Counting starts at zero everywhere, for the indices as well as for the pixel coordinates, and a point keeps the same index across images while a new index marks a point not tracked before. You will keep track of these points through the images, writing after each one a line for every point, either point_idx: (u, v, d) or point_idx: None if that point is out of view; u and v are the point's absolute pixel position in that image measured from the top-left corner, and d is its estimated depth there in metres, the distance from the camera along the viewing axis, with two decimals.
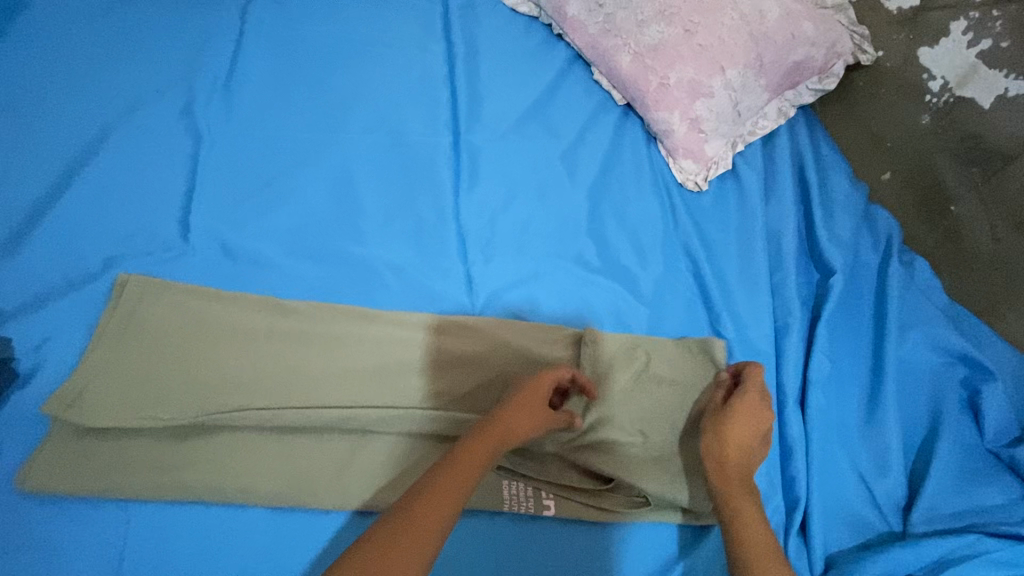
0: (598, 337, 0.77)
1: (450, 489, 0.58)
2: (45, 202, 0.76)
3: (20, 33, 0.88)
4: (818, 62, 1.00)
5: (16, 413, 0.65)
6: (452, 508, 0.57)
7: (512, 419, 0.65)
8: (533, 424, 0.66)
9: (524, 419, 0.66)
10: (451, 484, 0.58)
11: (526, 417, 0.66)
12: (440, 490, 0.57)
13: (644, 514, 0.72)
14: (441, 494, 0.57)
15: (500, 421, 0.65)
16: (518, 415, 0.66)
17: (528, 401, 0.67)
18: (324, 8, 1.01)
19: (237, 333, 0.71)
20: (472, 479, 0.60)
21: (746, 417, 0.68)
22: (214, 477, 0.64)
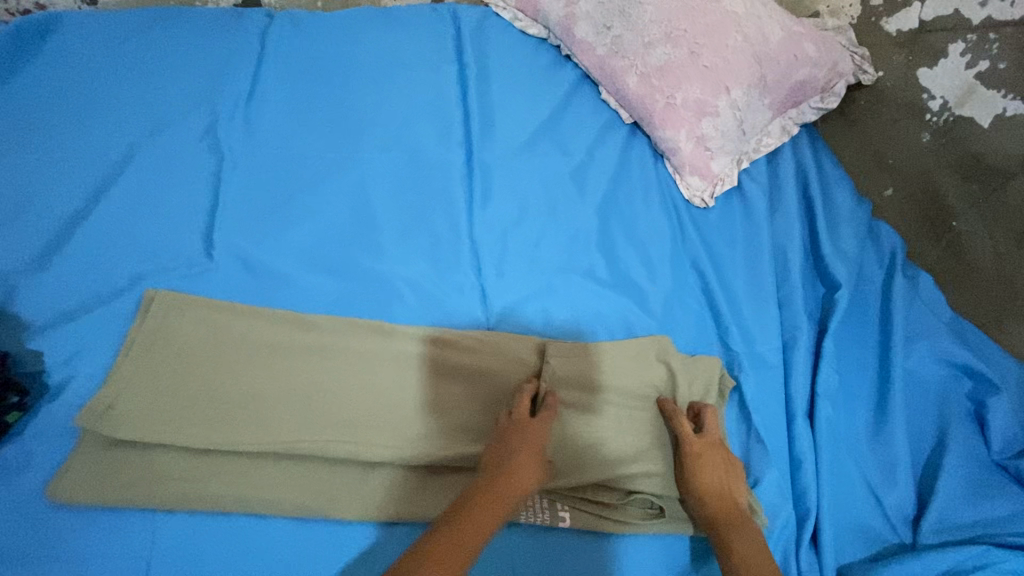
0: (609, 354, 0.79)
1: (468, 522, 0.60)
2: (74, 220, 0.79)
3: (50, 55, 0.91)
4: (821, 81, 1.05)
5: (47, 425, 0.66)
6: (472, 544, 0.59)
7: (517, 464, 0.66)
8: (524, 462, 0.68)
9: (529, 463, 0.67)
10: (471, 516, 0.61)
11: (528, 461, 0.67)
12: (471, 523, 0.61)
13: (659, 525, 0.73)
14: (472, 525, 0.61)
15: (505, 469, 0.66)
16: (520, 462, 0.67)
17: (526, 445, 0.68)
18: (340, 31, 1.04)
19: (259, 348, 0.73)
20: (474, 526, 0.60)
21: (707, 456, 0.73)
22: (238, 488, 0.65)
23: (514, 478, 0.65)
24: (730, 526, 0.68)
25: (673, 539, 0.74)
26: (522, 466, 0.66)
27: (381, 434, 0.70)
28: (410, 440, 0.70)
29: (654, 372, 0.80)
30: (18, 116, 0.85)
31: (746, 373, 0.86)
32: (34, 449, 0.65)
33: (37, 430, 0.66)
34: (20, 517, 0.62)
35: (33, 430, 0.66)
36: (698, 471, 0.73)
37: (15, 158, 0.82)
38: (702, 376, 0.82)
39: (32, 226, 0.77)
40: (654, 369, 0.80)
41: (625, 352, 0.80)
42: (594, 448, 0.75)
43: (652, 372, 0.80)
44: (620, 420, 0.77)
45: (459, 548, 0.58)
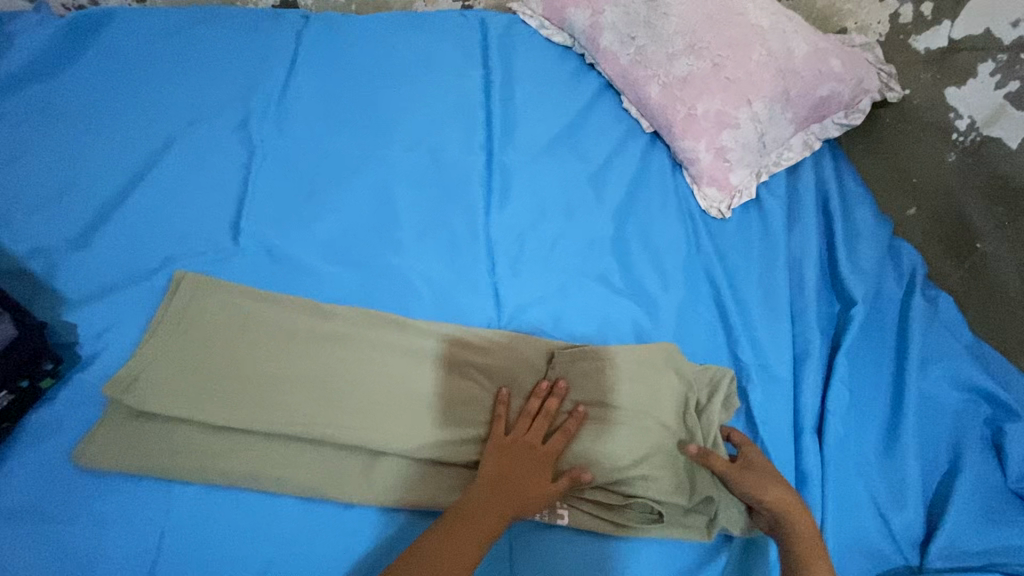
0: (618, 360, 0.80)
1: (477, 524, 0.66)
2: (111, 204, 0.82)
3: (100, 46, 0.96)
4: (845, 97, 1.05)
5: (76, 393, 0.69)
6: (478, 540, 0.65)
7: (522, 478, 0.69)
8: (529, 471, 0.70)
9: (530, 478, 0.70)
10: (479, 516, 0.66)
11: (531, 476, 0.70)
12: (464, 529, 0.65)
13: (658, 529, 0.74)
14: (463, 532, 0.65)
15: (510, 481, 0.69)
16: (525, 476, 0.70)
17: (529, 454, 0.71)
18: (372, 34, 1.09)
19: (282, 333, 0.76)
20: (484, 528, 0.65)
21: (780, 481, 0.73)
22: (251, 466, 0.68)
23: (516, 491, 0.68)
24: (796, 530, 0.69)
25: (670, 544, 0.75)
26: (525, 480, 0.69)
27: (390, 424, 0.72)
28: (419, 431, 0.72)
29: (659, 385, 0.79)
30: (66, 103, 0.89)
31: (754, 384, 0.86)
32: (63, 415, 0.68)
33: (64, 398, 0.69)
34: (45, 479, 0.64)
35: (62, 397, 0.69)
36: (750, 480, 0.72)
37: (62, 142, 0.86)
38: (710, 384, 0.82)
39: (73, 207, 0.81)
40: (664, 377, 0.80)
41: (629, 357, 0.80)
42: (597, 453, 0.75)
43: (656, 383, 0.79)
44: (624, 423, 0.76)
45: (471, 544, 0.64)
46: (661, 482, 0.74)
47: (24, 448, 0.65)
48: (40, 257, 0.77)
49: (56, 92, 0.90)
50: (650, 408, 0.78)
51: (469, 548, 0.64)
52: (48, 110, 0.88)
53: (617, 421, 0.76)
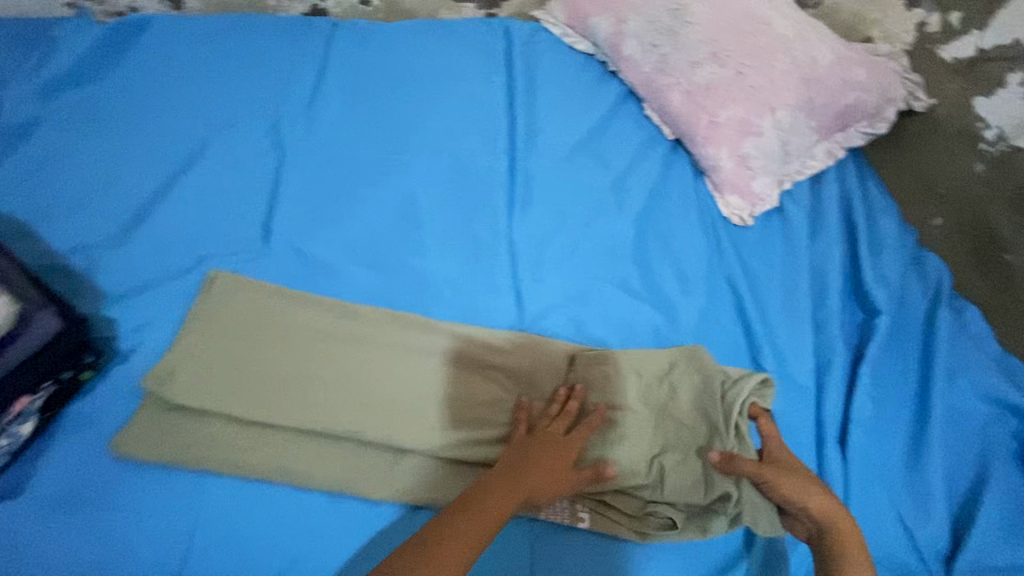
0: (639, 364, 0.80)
1: (485, 516, 0.64)
2: (149, 204, 0.85)
3: (139, 51, 0.99)
4: (870, 106, 1.05)
5: (114, 385, 0.71)
6: (485, 534, 0.64)
7: (536, 473, 0.69)
8: (544, 468, 0.70)
9: (546, 475, 0.69)
10: (488, 509, 0.65)
11: (545, 472, 0.69)
12: (476, 520, 0.64)
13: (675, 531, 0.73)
14: (477, 523, 0.64)
15: (524, 475, 0.68)
16: (539, 470, 0.69)
17: (546, 450, 0.71)
18: (398, 41, 1.11)
19: (312, 332, 0.77)
20: (493, 521, 0.64)
21: (813, 487, 0.70)
22: (280, 460, 0.69)
23: (529, 486, 0.68)
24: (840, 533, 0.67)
25: (689, 548, 0.75)
26: (539, 475, 0.69)
27: (416, 423, 0.73)
28: (443, 431, 0.73)
29: (678, 386, 0.79)
30: (108, 106, 0.93)
31: (776, 392, 0.86)
32: (102, 406, 0.70)
33: (102, 390, 0.71)
34: (84, 468, 0.66)
35: (100, 389, 0.71)
36: (779, 481, 0.69)
37: (103, 144, 0.89)
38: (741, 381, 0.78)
39: (112, 206, 0.84)
40: (687, 379, 0.80)
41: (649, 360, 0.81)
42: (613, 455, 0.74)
43: (674, 385, 0.79)
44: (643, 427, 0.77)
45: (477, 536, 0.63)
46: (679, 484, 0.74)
47: (65, 437, 0.68)
48: (81, 254, 0.80)
49: (98, 95, 0.94)
50: (667, 409, 0.78)
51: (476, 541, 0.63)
52: (90, 112, 0.92)
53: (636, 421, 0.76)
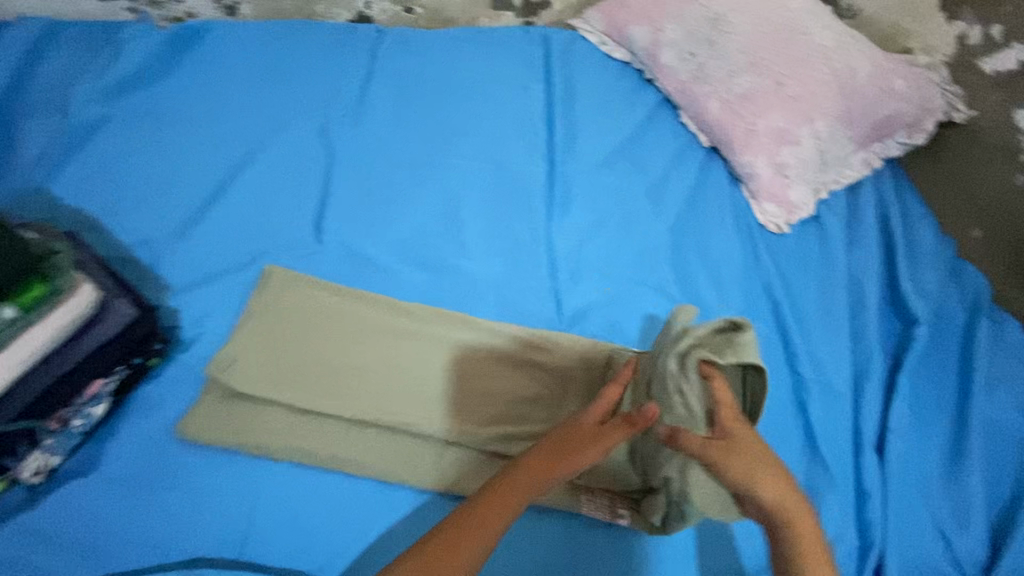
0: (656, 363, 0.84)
1: (476, 522, 0.63)
2: (208, 201, 0.89)
3: (198, 54, 1.04)
4: (908, 117, 1.05)
5: (178, 371, 0.74)
6: (480, 540, 0.63)
7: (524, 477, 0.66)
8: (535, 469, 0.66)
9: (533, 476, 0.66)
10: (481, 513, 0.64)
11: (532, 475, 0.66)
12: (466, 527, 0.63)
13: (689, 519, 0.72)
14: (473, 524, 0.63)
15: (510, 479, 0.66)
16: (527, 473, 0.66)
17: (541, 451, 0.67)
18: (440, 48, 1.14)
19: (361, 326, 0.80)
20: (484, 528, 0.63)
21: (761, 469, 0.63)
22: (333, 448, 0.72)
23: (517, 489, 0.65)
24: (794, 524, 0.62)
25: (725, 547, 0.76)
26: (526, 478, 0.66)
27: (461, 417, 0.76)
28: (488, 425, 0.76)
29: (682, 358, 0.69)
30: (169, 106, 0.97)
31: (813, 397, 0.87)
32: (166, 390, 0.73)
33: (168, 376, 0.74)
34: (150, 450, 0.69)
35: (165, 376, 0.74)
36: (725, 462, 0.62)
37: (165, 142, 0.93)
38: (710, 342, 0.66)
39: (175, 203, 0.88)
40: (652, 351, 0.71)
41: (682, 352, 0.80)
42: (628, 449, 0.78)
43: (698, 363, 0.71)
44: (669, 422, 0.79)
45: (468, 542, 0.62)
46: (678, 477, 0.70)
47: (131, 419, 0.70)
48: (146, 248, 0.84)
49: (159, 96, 0.98)
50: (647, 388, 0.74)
51: (472, 546, 0.62)
52: (152, 112, 0.96)
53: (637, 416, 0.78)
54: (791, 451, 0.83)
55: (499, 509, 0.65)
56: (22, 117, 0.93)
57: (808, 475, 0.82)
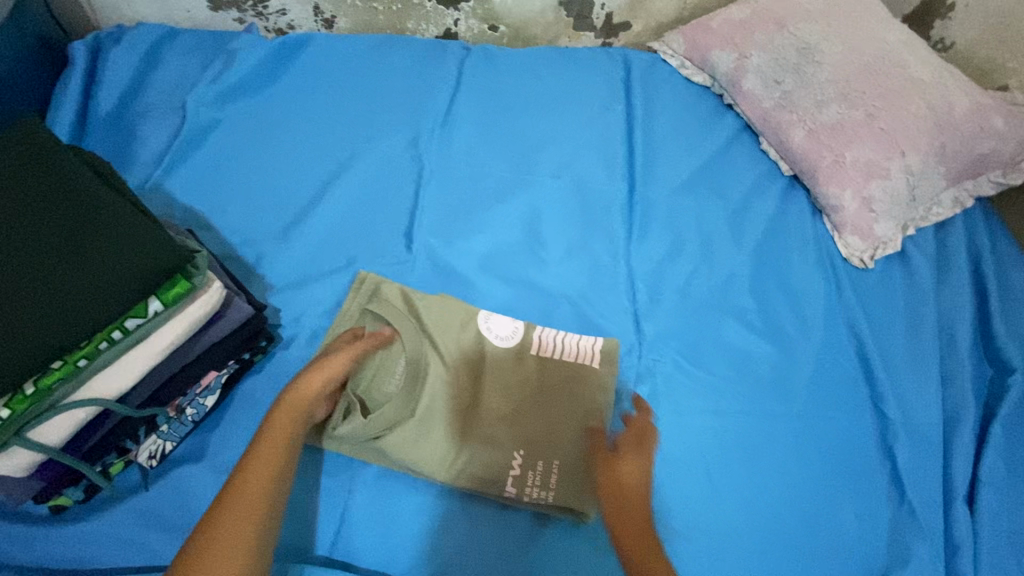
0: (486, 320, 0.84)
1: (235, 507, 0.58)
2: (306, 206, 0.93)
3: (299, 65, 1.09)
4: (1006, 155, 1.02)
5: (278, 368, 0.78)
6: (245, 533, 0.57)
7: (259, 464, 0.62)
8: (275, 462, 0.63)
9: (269, 456, 0.63)
10: (241, 500, 0.59)
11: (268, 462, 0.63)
12: (234, 521, 0.57)
13: (400, 457, 0.73)
14: (232, 524, 0.57)
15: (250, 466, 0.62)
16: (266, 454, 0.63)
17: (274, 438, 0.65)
18: (522, 66, 1.17)
19: (439, 330, 0.82)
20: (255, 510, 0.59)
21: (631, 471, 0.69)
22: (404, 449, 0.73)
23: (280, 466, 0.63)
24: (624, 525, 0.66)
25: None
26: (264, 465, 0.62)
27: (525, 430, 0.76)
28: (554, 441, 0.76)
29: (381, 291, 0.84)
30: (269, 113, 1.02)
31: (900, 441, 0.84)
32: (268, 386, 0.77)
33: (270, 372, 0.78)
34: (250, 442, 0.72)
35: (267, 370, 0.78)
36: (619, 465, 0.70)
37: (265, 147, 0.98)
38: (392, 288, 0.85)
39: (276, 206, 0.93)
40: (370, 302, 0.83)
41: (504, 344, 0.82)
42: (494, 402, 0.78)
43: (410, 301, 0.84)
44: (578, 406, 0.78)
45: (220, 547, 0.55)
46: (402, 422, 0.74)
47: (237, 410, 0.75)
48: (248, 248, 0.88)
49: (261, 104, 1.03)
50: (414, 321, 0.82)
51: (239, 540, 0.56)
52: (254, 118, 1.01)
53: (427, 343, 0.80)
54: (878, 495, 0.80)
55: (258, 499, 0.60)
56: (140, 118, 1.00)
57: (894, 522, 0.79)
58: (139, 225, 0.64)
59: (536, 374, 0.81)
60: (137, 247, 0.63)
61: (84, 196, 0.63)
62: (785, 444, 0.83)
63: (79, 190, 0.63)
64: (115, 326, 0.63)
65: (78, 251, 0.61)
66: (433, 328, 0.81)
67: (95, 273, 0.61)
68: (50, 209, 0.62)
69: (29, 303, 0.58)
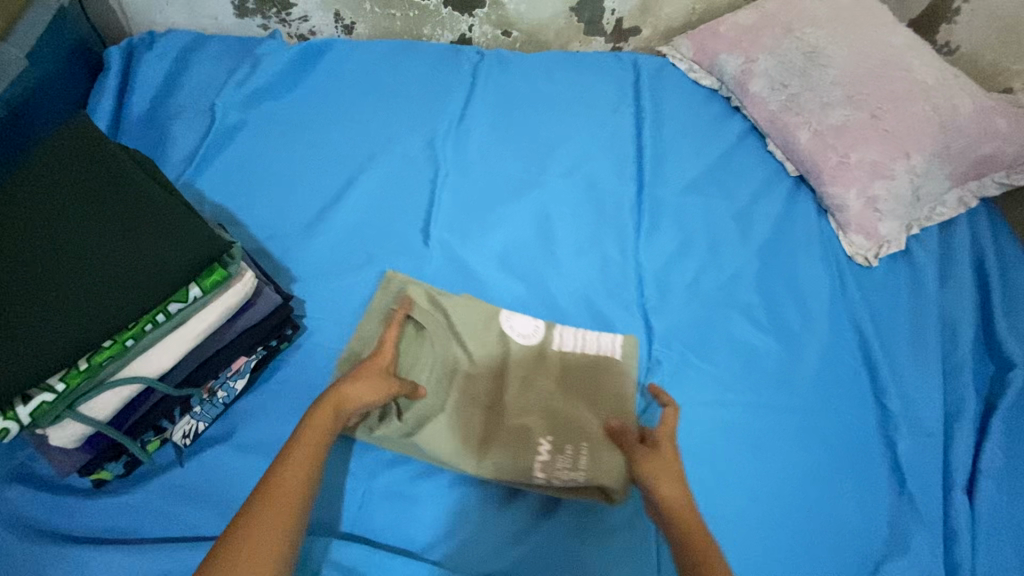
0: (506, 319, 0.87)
1: (271, 500, 0.58)
2: (328, 204, 0.97)
3: (321, 70, 1.14)
4: (1010, 157, 1.04)
5: (302, 356, 0.82)
6: (281, 527, 0.56)
7: (295, 459, 0.62)
8: (312, 458, 0.63)
9: (304, 452, 0.63)
10: (280, 494, 0.59)
11: (307, 458, 0.63)
12: (273, 513, 0.57)
13: (432, 452, 0.76)
14: (269, 519, 0.56)
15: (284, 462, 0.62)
16: (302, 450, 0.63)
17: (310, 435, 0.65)
18: (535, 70, 1.21)
19: (466, 331, 0.86)
20: (288, 505, 0.58)
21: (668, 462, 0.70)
22: (435, 445, 0.77)
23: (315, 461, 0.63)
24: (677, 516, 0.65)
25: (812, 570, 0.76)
26: (300, 459, 0.62)
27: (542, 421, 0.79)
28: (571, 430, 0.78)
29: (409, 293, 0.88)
30: (293, 115, 1.07)
31: (900, 432, 0.86)
32: (292, 372, 0.81)
33: (294, 359, 0.82)
34: (275, 423, 0.77)
35: (292, 358, 0.82)
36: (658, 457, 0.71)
37: (289, 148, 1.03)
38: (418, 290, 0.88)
39: (300, 204, 0.97)
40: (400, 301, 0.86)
41: (528, 343, 0.86)
42: (511, 396, 0.81)
43: (439, 303, 0.87)
44: (593, 399, 0.82)
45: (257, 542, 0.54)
46: (435, 416, 0.78)
47: (264, 393, 0.79)
48: (274, 242, 0.93)
49: (285, 107, 1.08)
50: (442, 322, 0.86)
51: (274, 533, 0.56)
52: (279, 120, 1.06)
53: (457, 343, 0.85)
54: (878, 483, 0.83)
55: (293, 491, 0.59)
56: (171, 119, 1.05)
57: (894, 509, 0.81)
58: (151, 193, 0.70)
59: (558, 371, 0.84)
60: (165, 223, 0.68)
61: (117, 182, 0.69)
62: (789, 434, 0.85)
63: (96, 173, 0.70)
64: (159, 309, 0.67)
65: (124, 239, 0.67)
66: (460, 328, 0.85)
67: (131, 250, 0.66)
68: (88, 197, 0.68)
69: (79, 285, 0.64)
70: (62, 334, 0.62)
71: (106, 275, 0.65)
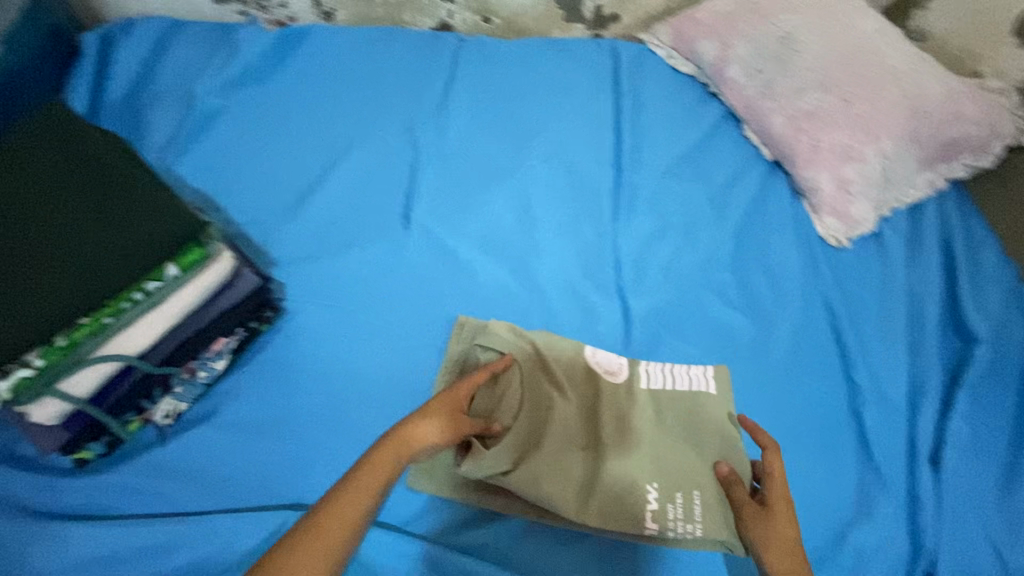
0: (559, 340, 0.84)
1: (323, 526, 0.56)
2: (308, 190, 0.98)
3: (302, 57, 1.14)
4: (975, 140, 1.07)
5: (283, 338, 0.83)
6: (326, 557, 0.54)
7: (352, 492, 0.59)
8: (373, 488, 0.60)
9: (369, 480, 0.60)
10: (332, 526, 0.56)
11: (369, 492, 0.59)
12: (319, 540, 0.55)
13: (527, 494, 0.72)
14: (316, 544, 0.55)
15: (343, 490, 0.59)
16: (366, 480, 0.60)
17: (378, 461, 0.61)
18: (517, 57, 1.22)
19: (548, 365, 0.81)
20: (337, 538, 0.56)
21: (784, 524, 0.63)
22: (528, 489, 0.72)
23: (370, 492, 0.59)
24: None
25: None
26: (361, 489, 0.59)
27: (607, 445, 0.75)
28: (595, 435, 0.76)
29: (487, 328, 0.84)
30: (273, 102, 1.07)
31: (868, 405, 0.89)
32: (272, 352, 0.82)
33: (276, 341, 0.83)
34: (257, 403, 0.78)
35: (274, 340, 0.83)
36: (769, 520, 0.64)
37: (270, 134, 1.03)
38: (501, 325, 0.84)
39: (281, 190, 0.98)
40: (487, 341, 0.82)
41: (615, 376, 0.82)
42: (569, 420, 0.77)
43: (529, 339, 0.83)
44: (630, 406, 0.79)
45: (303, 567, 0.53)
46: (529, 458, 0.73)
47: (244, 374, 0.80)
48: (254, 227, 0.93)
49: (265, 94, 1.08)
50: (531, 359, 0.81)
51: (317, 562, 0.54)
52: (259, 107, 1.06)
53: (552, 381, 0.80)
54: (845, 455, 0.86)
55: (346, 522, 0.57)
56: (148, 105, 1.05)
57: (861, 478, 0.84)
58: (115, 164, 0.71)
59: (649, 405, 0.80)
60: (138, 203, 0.69)
61: (91, 161, 0.70)
62: (762, 410, 0.88)
63: (58, 143, 0.70)
64: (137, 287, 0.68)
65: (97, 218, 0.68)
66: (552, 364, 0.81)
67: (104, 229, 0.67)
68: (62, 176, 0.69)
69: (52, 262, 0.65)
70: (32, 303, 0.63)
71: (78, 253, 0.66)
